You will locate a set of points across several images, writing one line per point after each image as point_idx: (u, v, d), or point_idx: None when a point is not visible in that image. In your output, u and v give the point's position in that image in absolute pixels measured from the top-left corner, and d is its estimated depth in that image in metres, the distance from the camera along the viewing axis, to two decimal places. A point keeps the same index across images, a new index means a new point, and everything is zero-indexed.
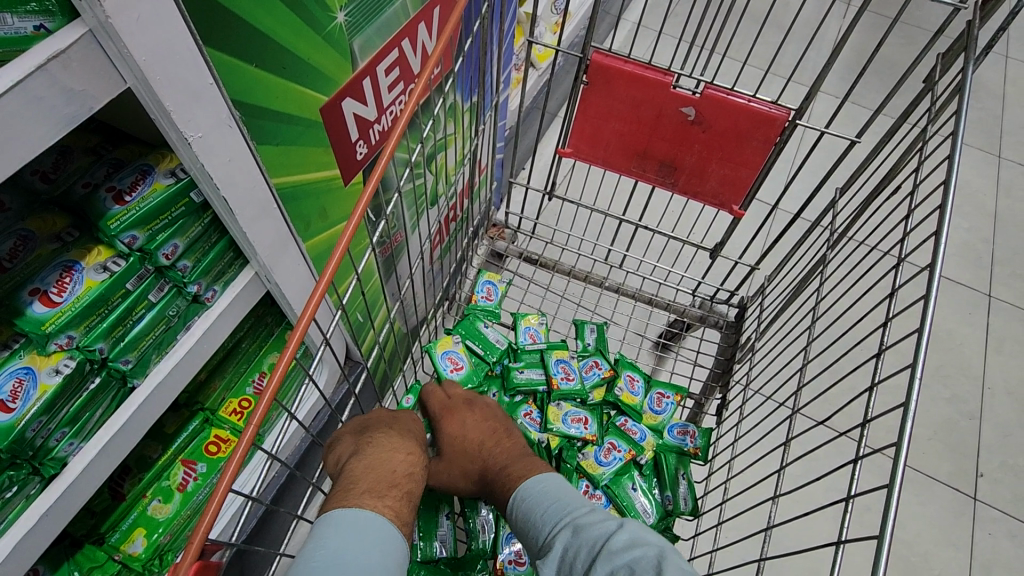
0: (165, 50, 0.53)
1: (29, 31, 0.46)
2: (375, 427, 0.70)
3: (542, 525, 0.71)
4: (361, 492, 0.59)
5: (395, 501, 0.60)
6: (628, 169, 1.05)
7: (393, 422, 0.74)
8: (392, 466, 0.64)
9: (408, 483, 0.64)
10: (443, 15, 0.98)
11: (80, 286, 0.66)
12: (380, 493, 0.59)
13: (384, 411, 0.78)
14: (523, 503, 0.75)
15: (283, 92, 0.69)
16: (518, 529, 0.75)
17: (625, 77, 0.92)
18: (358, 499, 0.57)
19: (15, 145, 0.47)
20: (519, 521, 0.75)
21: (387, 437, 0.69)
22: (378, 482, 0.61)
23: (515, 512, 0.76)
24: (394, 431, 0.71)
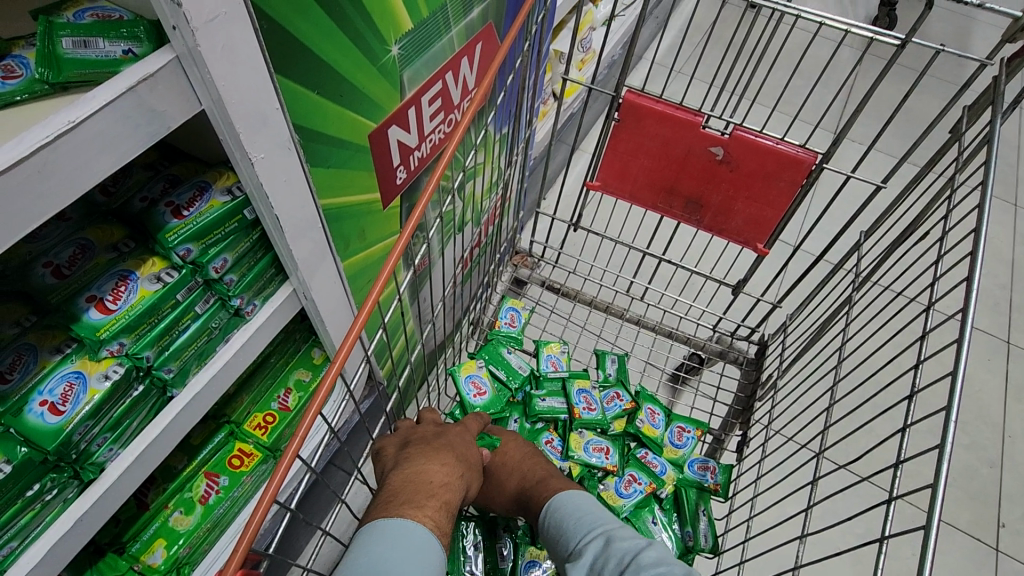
0: (241, 78, 0.56)
1: (116, 53, 0.52)
2: (416, 443, 0.70)
3: (578, 533, 0.71)
4: (401, 502, 0.59)
5: (435, 510, 0.59)
6: (655, 204, 1.07)
7: (436, 435, 0.72)
8: (429, 477, 0.63)
9: (446, 493, 0.63)
10: (486, 52, 1.03)
11: (134, 295, 0.69)
12: (418, 503, 0.59)
13: (428, 422, 0.77)
14: (555, 518, 0.75)
15: (338, 118, 0.72)
16: (550, 541, 0.75)
17: (656, 116, 0.95)
18: (398, 510, 0.57)
19: (100, 160, 0.50)
20: (552, 532, 0.75)
21: (423, 449, 0.67)
22: (416, 492, 0.60)
23: (548, 519, 0.76)
24: (434, 443, 0.70)
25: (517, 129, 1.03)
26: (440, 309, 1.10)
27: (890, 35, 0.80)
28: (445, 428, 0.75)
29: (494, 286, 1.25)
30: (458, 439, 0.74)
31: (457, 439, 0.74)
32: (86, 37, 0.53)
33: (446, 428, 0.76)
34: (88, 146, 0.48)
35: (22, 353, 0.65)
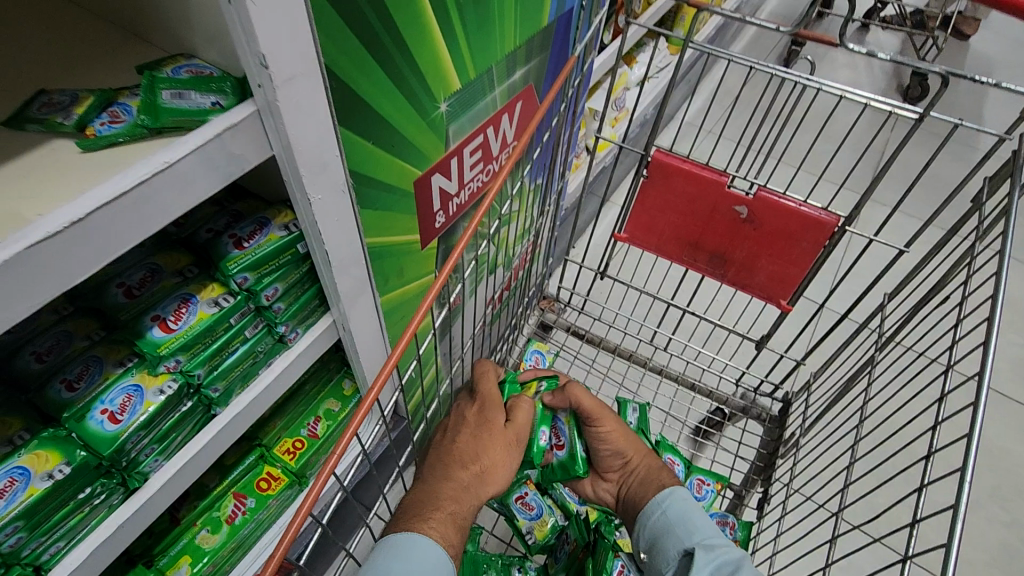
0: (310, 130, 0.63)
1: (207, 106, 0.60)
2: (433, 456, 0.74)
3: (698, 529, 0.78)
4: (409, 518, 0.64)
5: (439, 523, 0.64)
6: (680, 257, 1.11)
7: (453, 437, 0.75)
8: (437, 491, 0.68)
9: (453, 505, 0.67)
10: (525, 110, 1.11)
11: (194, 317, 0.75)
12: (424, 517, 0.64)
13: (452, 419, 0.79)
14: (672, 506, 0.82)
15: (388, 165, 0.79)
16: (660, 524, 0.82)
17: (683, 175, 0.99)
18: (410, 525, 0.63)
19: (184, 196, 0.56)
20: (668, 516, 0.81)
21: (437, 466, 0.71)
22: (424, 507, 0.66)
23: (665, 503, 0.83)
24: (449, 452, 0.73)
25: (551, 181, 1.09)
26: (468, 344, 1.14)
27: (909, 109, 0.84)
28: (462, 422, 0.77)
29: (521, 328, 1.30)
30: (468, 436, 0.75)
31: (470, 437, 0.75)
32: (182, 90, 0.60)
33: (464, 417, 0.78)
34: (176, 183, 0.55)
35: (89, 365, 0.71)
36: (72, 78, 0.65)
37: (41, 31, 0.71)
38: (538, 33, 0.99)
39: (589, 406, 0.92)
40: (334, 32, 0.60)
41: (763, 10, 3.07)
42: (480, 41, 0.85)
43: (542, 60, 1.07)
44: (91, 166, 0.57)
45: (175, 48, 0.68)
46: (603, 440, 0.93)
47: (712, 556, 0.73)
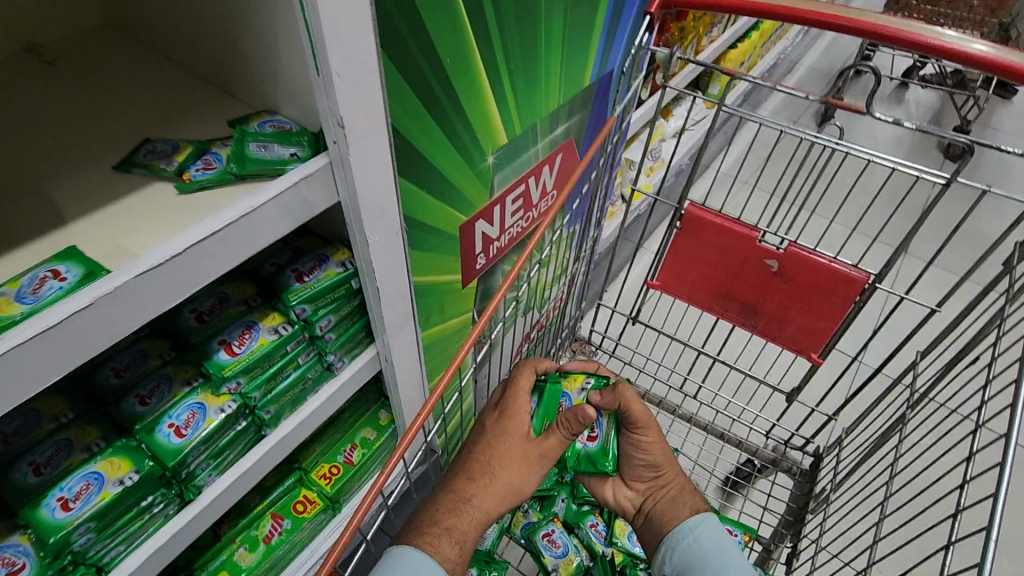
0: (374, 181, 0.70)
1: (286, 157, 0.68)
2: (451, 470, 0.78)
3: (734, 565, 0.80)
4: (411, 529, 0.70)
5: (436, 536, 0.69)
6: (711, 306, 1.14)
7: (469, 451, 0.79)
8: (439, 504, 0.73)
9: (450, 518, 0.71)
10: (565, 162, 1.18)
11: (255, 342, 0.82)
12: (421, 530, 0.70)
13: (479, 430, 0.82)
14: (704, 536, 0.83)
15: (438, 212, 0.86)
16: (692, 553, 0.83)
17: (715, 229, 1.03)
18: (411, 538, 0.69)
19: (263, 235, 0.64)
20: (702, 546, 0.82)
21: (452, 478, 0.76)
22: (424, 522, 0.71)
23: (696, 531, 0.84)
24: (462, 466, 0.77)
25: (587, 228, 1.15)
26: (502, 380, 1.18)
27: (935, 174, 0.87)
28: (481, 432, 0.81)
29: None
30: (483, 447, 0.78)
31: (484, 447, 0.78)
32: (266, 143, 0.69)
33: (483, 424, 0.82)
34: (257, 224, 0.62)
35: (160, 383, 0.78)
36: (172, 128, 0.75)
37: (149, 87, 0.82)
38: (580, 92, 1.07)
39: (636, 413, 0.89)
40: (401, 95, 0.68)
41: (800, 66, 3.14)
42: (527, 101, 0.93)
43: (584, 116, 1.14)
44: (188, 209, 0.66)
45: (259, 104, 0.78)
46: (642, 451, 0.91)
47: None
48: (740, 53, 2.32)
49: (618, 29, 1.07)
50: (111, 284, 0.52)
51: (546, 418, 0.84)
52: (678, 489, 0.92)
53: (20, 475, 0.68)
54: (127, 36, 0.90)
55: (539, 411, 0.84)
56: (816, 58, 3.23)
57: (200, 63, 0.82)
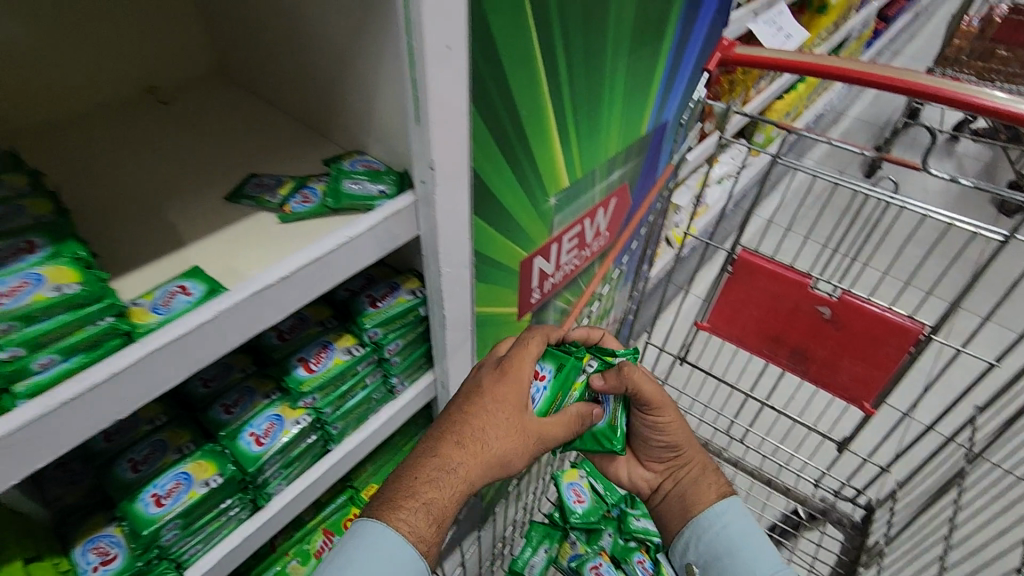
0: (453, 219, 0.76)
1: (376, 193, 0.75)
2: (435, 431, 0.79)
3: (761, 558, 0.85)
4: (391, 497, 0.74)
5: (410, 512, 0.72)
6: (761, 350, 1.15)
7: (455, 414, 0.79)
8: (420, 473, 0.75)
9: (427, 491, 0.73)
10: (618, 205, 1.23)
11: (330, 361, 0.88)
12: (398, 504, 0.72)
13: (472, 387, 0.82)
14: (730, 522, 0.90)
15: (503, 248, 0.92)
16: (716, 537, 0.90)
17: (767, 274, 1.05)
18: (387, 513, 0.72)
19: (353, 263, 0.71)
20: (727, 531, 0.89)
21: (436, 440, 0.78)
22: (403, 494, 0.73)
23: (722, 517, 0.91)
24: (448, 430, 0.78)
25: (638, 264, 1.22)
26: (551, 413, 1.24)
27: (993, 231, 0.88)
28: (472, 395, 0.80)
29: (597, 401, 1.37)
30: (479, 413, 0.78)
31: (480, 411, 0.78)
32: (360, 180, 0.76)
33: (480, 383, 0.81)
34: (350, 253, 0.69)
35: (243, 394, 0.85)
36: (272, 164, 0.84)
37: (252, 127, 0.92)
38: (637, 140, 1.13)
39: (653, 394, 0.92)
40: (484, 143, 0.74)
41: (846, 116, 3.16)
42: (589, 148, 0.99)
43: (638, 162, 1.20)
44: (288, 237, 0.73)
45: (351, 145, 0.86)
46: (661, 434, 0.97)
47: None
48: (786, 104, 2.36)
49: (674, 83, 1.13)
50: (228, 301, 0.59)
51: (558, 391, 0.85)
52: (698, 470, 0.99)
53: (120, 470, 0.75)
54: (233, 81, 1.01)
55: (552, 384, 0.84)
56: (863, 108, 3.24)
57: (299, 107, 0.91)
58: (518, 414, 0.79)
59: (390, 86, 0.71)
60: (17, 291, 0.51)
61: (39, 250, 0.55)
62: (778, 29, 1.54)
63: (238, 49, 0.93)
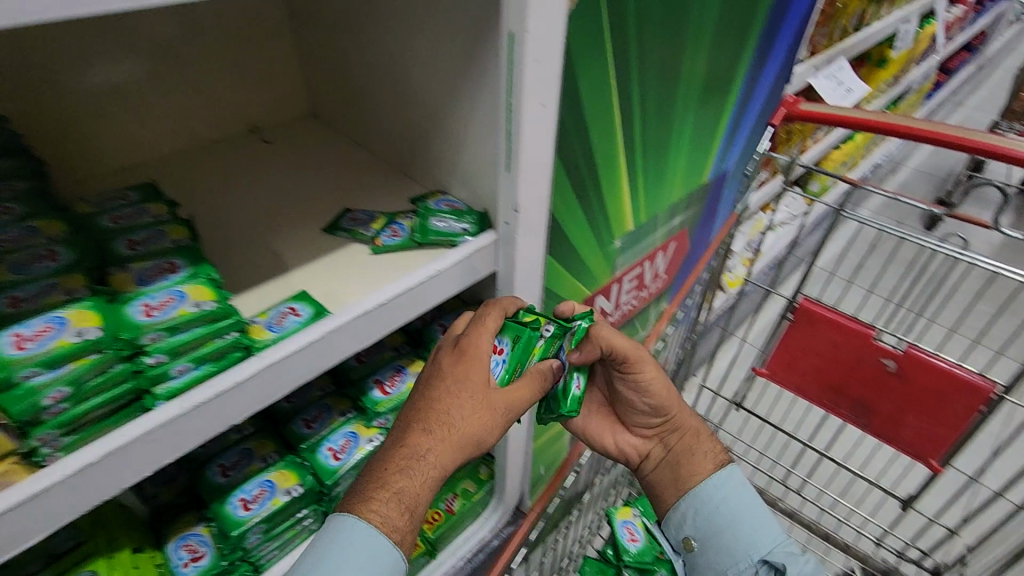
0: (529, 257, 0.82)
1: (458, 231, 0.82)
2: (403, 416, 0.71)
3: (761, 533, 0.94)
4: (360, 489, 0.68)
5: (384, 504, 0.65)
6: (821, 399, 1.15)
7: (421, 398, 0.71)
8: (387, 463, 0.67)
9: (396, 480, 0.66)
10: (677, 249, 1.26)
11: (404, 384, 0.93)
12: (368, 497, 0.66)
13: (433, 367, 0.74)
14: (727, 499, 0.95)
15: (569, 286, 0.96)
16: (713, 514, 0.96)
17: (828, 322, 1.06)
18: (357, 504, 0.66)
19: (438, 294, 0.76)
20: (724, 510, 0.95)
21: (403, 426, 0.70)
22: (373, 485, 0.67)
23: (722, 494, 0.96)
24: (414, 416, 0.70)
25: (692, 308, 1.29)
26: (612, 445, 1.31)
27: None
28: (436, 375, 0.72)
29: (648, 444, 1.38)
30: (444, 398, 0.69)
31: (443, 392, 0.69)
32: (445, 218, 0.83)
33: (442, 366, 0.72)
34: (437, 285, 0.75)
35: (321, 411, 0.92)
36: (363, 200, 0.92)
37: (343, 165, 1.00)
38: (698, 187, 1.17)
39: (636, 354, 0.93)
40: (561, 188, 0.80)
41: (904, 167, 3.11)
42: (655, 194, 1.03)
43: (698, 209, 1.23)
44: (375, 268, 0.80)
45: (433, 185, 0.92)
46: (647, 397, 0.99)
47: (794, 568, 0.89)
48: (842, 153, 2.36)
49: (737, 134, 1.17)
50: (333, 324, 0.65)
51: (518, 365, 0.73)
52: (693, 439, 1.01)
53: (212, 474, 0.82)
54: (324, 121, 1.10)
55: (511, 356, 0.73)
56: (922, 159, 3.18)
57: (386, 148, 0.99)
58: (480, 390, 0.69)
59: (478, 135, 0.77)
60: (166, 305, 0.59)
61: (179, 271, 0.63)
62: (838, 84, 1.56)
63: (334, 95, 1.02)
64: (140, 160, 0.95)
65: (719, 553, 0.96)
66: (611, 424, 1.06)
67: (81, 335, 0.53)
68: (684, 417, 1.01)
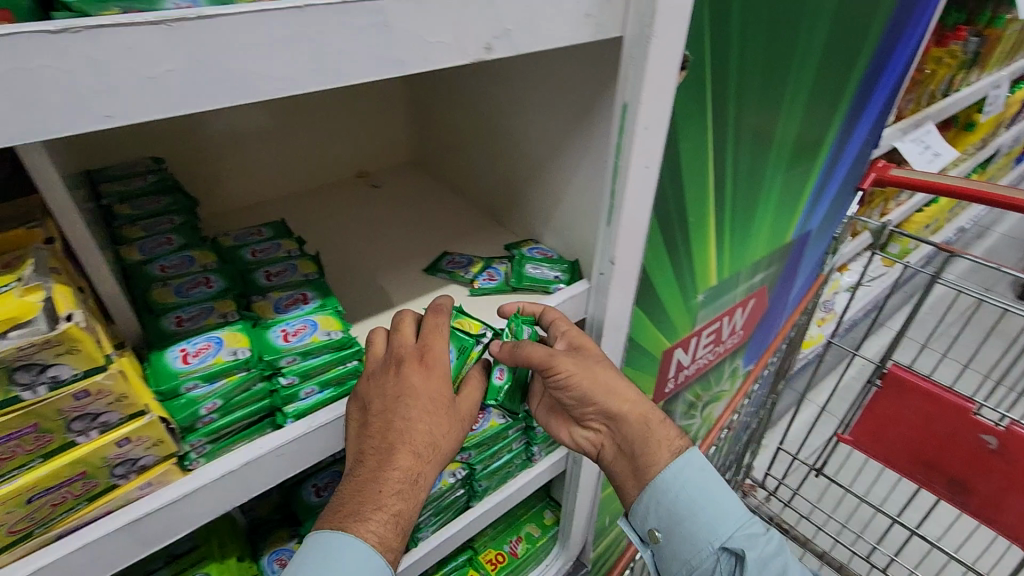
0: (619, 307, 0.85)
1: (550, 277, 0.86)
2: (371, 429, 0.61)
3: (726, 513, 0.75)
4: (347, 515, 0.59)
5: (381, 523, 0.59)
6: (912, 472, 1.10)
7: (392, 410, 0.61)
8: (382, 484, 0.59)
9: (395, 502, 0.60)
10: (756, 306, 1.26)
11: (487, 422, 0.95)
12: (364, 516, 0.59)
13: (385, 376, 0.63)
14: (687, 485, 0.75)
15: (651, 337, 0.99)
16: (672, 505, 0.76)
17: (922, 392, 1.02)
18: (348, 523, 0.58)
19: None
20: (683, 499, 0.75)
21: (379, 443, 0.61)
22: (364, 503, 0.59)
23: (683, 476, 0.75)
24: (393, 433, 0.61)
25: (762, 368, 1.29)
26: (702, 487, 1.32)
27: None
28: (405, 386, 0.62)
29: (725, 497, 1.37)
30: (421, 413, 0.62)
31: (423, 411, 0.62)
32: (540, 265, 0.88)
33: (407, 379, 0.63)
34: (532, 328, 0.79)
35: None
36: (460, 245, 0.98)
37: (441, 210, 1.08)
38: (781, 246, 1.17)
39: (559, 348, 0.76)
40: (654, 243, 0.83)
41: (992, 232, 2.95)
42: (739, 252, 1.05)
43: (779, 267, 1.23)
44: (478, 311, 0.88)
45: (525, 233, 0.98)
46: (568, 390, 0.76)
47: (757, 553, 0.72)
48: (925, 216, 2.28)
49: (822, 196, 1.18)
50: None
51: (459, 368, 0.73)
52: (640, 426, 0.76)
53: (307, 493, 0.88)
54: (423, 169, 1.18)
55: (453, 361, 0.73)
56: (1013, 225, 3.01)
57: (481, 197, 1.05)
58: (447, 399, 0.65)
59: (578, 190, 0.82)
60: (301, 331, 0.66)
61: (310, 302, 0.71)
62: (925, 148, 1.54)
63: (435, 147, 1.11)
64: (263, 198, 1.06)
65: (682, 544, 0.76)
66: (560, 416, 0.85)
67: (234, 354, 0.60)
68: (617, 401, 0.76)
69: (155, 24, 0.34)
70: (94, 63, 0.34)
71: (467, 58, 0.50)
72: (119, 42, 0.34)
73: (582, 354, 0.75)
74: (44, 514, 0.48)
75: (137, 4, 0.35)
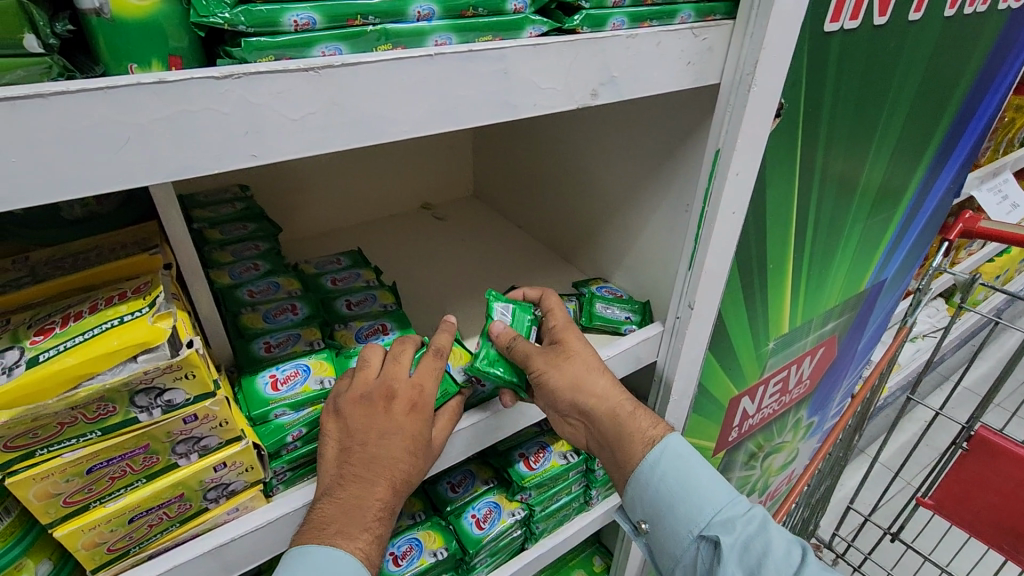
0: (693, 352, 0.83)
1: (621, 317, 0.84)
2: (358, 451, 0.55)
3: (707, 499, 0.67)
4: (334, 534, 0.51)
5: (368, 541, 0.53)
6: (997, 543, 1.02)
7: (381, 435, 0.55)
8: (366, 504, 0.53)
9: (379, 521, 0.54)
10: (824, 355, 1.20)
11: (547, 461, 0.94)
12: (351, 534, 0.52)
13: (374, 400, 0.56)
14: (664, 474, 0.68)
15: (721, 383, 0.95)
16: (651, 495, 0.69)
17: (1014, 458, 0.95)
18: (332, 538, 0.51)
19: None
20: (659, 486, 0.68)
21: (363, 466, 0.54)
22: (352, 520, 0.53)
23: (660, 466, 0.69)
24: (379, 459, 0.54)
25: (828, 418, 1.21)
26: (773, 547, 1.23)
27: None
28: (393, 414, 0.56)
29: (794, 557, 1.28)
30: (410, 450, 0.56)
31: (409, 439, 0.56)
32: (609, 304, 0.86)
33: (395, 410, 0.56)
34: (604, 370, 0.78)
35: (465, 476, 0.96)
36: (527, 280, 0.98)
37: (506, 244, 1.08)
38: (855, 294, 1.13)
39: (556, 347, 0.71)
40: (732, 288, 0.81)
41: None
42: (813, 300, 1.02)
43: (851, 316, 1.18)
44: None
45: (592, 271, 0.97)
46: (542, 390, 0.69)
47: (735, 539, 0.64)
48: (997, 265, 2.17)
49: (899, 246, 1.13)
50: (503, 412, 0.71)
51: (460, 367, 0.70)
52: (611, 423, 0.70)
53: None
54: (487, 203, 1.20)
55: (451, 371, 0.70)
56: None
57: (547, 233, 1.06)
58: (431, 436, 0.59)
59: (655, 232, 0.82)
60: None
61: (389, 332, 0.71)
62: (1003, 198, 1.47)
63: (501, 182, 1.13)
64: (337, 226, 1.09)
65: (667, 538, 0.70)
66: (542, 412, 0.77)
67: (320, 383, 0.61)
68: (587, 397, 0.68)
69: (305, 71, 0.36)
70: (249, 106, 0.35)
71: (573, 103, 0.50)
72: (271, 87, 0.36)
73: (560, 349, 0.70)
74: (141, 534, 0.49)
75: (288, 52, 0.38)
